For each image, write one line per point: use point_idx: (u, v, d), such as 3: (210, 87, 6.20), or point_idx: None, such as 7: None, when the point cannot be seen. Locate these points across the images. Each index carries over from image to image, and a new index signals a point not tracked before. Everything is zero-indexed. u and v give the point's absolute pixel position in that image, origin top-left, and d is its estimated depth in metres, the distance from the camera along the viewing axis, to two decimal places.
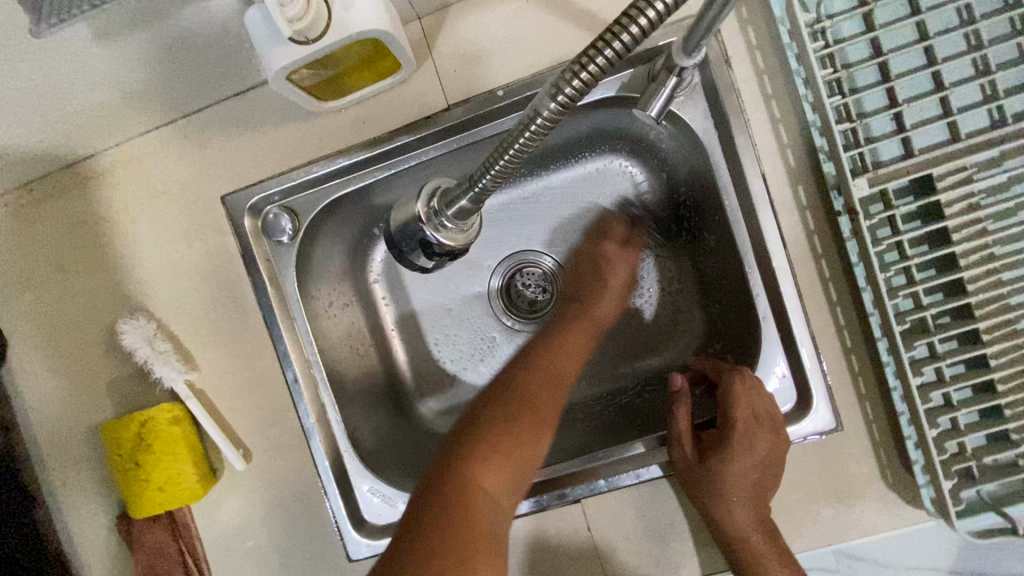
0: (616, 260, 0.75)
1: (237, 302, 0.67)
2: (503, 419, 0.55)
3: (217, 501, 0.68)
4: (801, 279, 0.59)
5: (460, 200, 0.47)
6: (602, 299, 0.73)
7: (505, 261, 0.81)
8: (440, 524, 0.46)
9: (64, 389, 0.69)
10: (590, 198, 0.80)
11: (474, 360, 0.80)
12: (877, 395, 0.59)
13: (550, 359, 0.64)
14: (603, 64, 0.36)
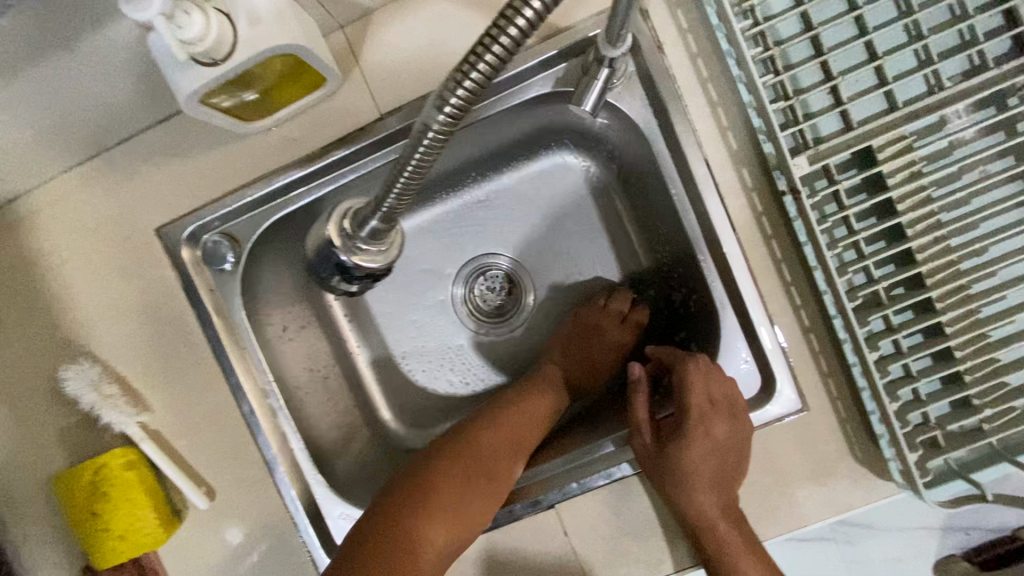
0: (612, 332, 0.73)
1: (182, 337, 0.65)
2: (457, 468, 0.60)
3: (183, 543, 0.66)
4: (754, 261, 0.58)
5: (370, 220, 0.46)
6: (590, 381, 0.74)
7: (466, 265, 0.80)
8: (375, 551, 0.54)
9: (12, 444, 0.66)
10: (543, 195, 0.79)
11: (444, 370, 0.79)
12: (839, 372, 0.58)
13: (525, 430, 0.65)
14: (488, 69, 0.34)
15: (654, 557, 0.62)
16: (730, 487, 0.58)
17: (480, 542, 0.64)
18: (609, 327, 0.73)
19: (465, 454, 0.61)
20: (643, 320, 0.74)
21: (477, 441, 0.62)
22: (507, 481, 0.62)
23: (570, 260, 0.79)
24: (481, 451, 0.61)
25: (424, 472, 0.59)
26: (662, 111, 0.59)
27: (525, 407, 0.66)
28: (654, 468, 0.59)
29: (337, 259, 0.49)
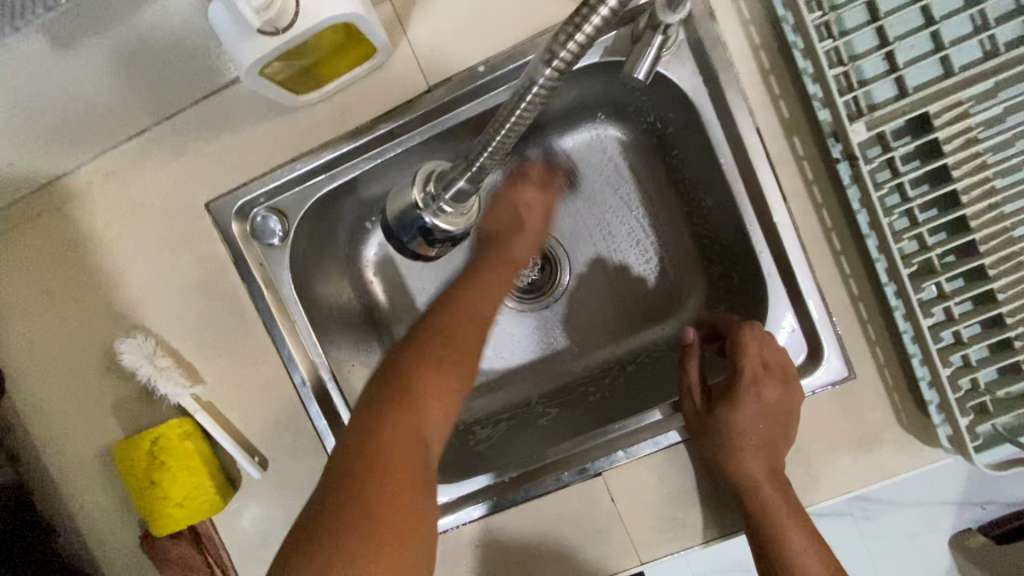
0: (535, 204, 0.70)
1: (233, 311, 0.66)
2: (417, 405, 0.59)
3: (237, 511, 0.68)
4: (804, 231, 0.59)
5: (457, 181, 0.46)
6: (520, 244, 0.69)
7: None
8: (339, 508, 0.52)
9: (69, 416, 0.68)
10: (579, 172, 0.80)
11: None
12: (888, 340, 0.59)
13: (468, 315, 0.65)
14: (598, 25, 0.34)
15: (699, 524, 0.63)
16: (777, 454, 0.60)
17: (525, 509, 0.66)
18: (526, 198, 0.70)
19: (455, 325, 0.64)
20: (536, 194, 0.71)
21: (444, 334, 0.63)
22: (429, 424, 0.59)
23: (604, 236, 0.80)
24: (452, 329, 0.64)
25: (359, 467, 0.54)
26: (713, 81, 0.58)
27: (487, 280, 0.68)
28: (703, 427, 0.62)
29: (418, 218, 0.50)
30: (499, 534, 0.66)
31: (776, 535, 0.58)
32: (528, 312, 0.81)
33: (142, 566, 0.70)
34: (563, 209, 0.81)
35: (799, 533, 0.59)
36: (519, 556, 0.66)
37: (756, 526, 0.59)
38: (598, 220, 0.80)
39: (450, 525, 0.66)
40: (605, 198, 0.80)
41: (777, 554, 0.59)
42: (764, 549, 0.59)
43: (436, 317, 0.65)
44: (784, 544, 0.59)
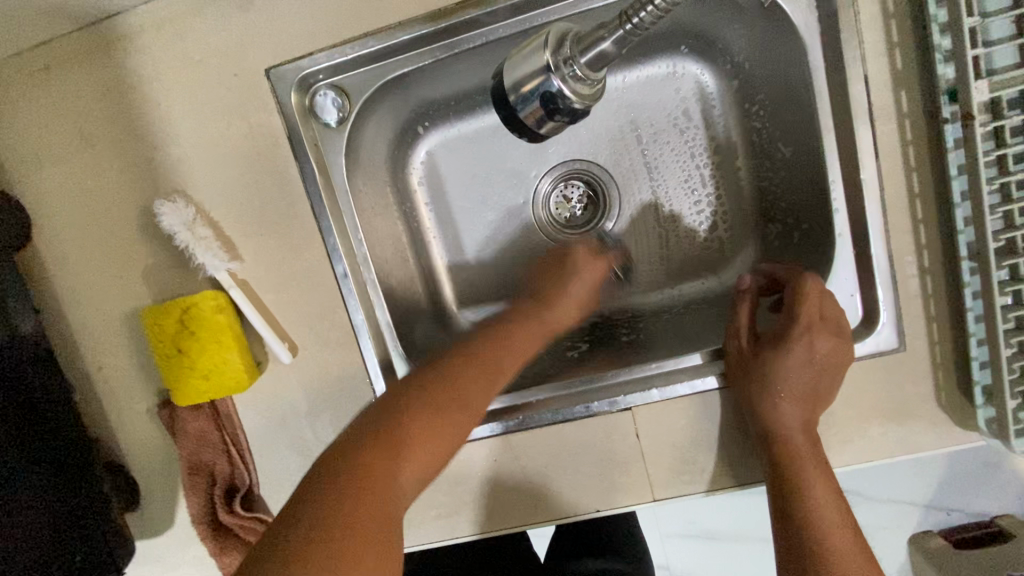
0: (582, 267, 0.74)
1: (280, 190, 0.63)
2: (421, 423, 0.50)
3: (260, 394, 0.67)
4: (888, 192, 0.57)
5: (602, 41, 0.45)
6: (557, 309, 0.69)
7: (553, 169, 0.82)
8: (348, 523, 0.41)
9: (97, 274, 0.66)
10: (640, 110, 0.77)
11: (513, 268, 0.83)
12: (947, 317, 0.58)
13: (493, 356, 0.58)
14: None
15: (718, 471, 0.63)
16: (814, 409, 0.60)
17: (548, 433, 0.66)
18: (585, 274, 0.73)
19: (466, 375, 0.54)
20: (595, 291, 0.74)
21: (464, 371, 0.55)
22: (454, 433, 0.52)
23: (656, 179, 0.78)
24: (454, 373, 0.54)
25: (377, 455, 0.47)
26: (829, 17, 0.55)
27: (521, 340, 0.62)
28: (744, 371, 0.61)
29: (545, 89, 0.48)
30: (518, 455, 0.66)
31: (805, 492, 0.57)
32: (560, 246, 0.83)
33: (159, 432, 0.70)
34: (616, 147, 0.79)
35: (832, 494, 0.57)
36: (534, 478, 0.66)
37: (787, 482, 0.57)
38: (659, 160, 0.78)
39: (471, 438, 0.67)
40: (662, 142, 0.77)
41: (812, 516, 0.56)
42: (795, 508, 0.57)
43: (457, 349, 0.58)
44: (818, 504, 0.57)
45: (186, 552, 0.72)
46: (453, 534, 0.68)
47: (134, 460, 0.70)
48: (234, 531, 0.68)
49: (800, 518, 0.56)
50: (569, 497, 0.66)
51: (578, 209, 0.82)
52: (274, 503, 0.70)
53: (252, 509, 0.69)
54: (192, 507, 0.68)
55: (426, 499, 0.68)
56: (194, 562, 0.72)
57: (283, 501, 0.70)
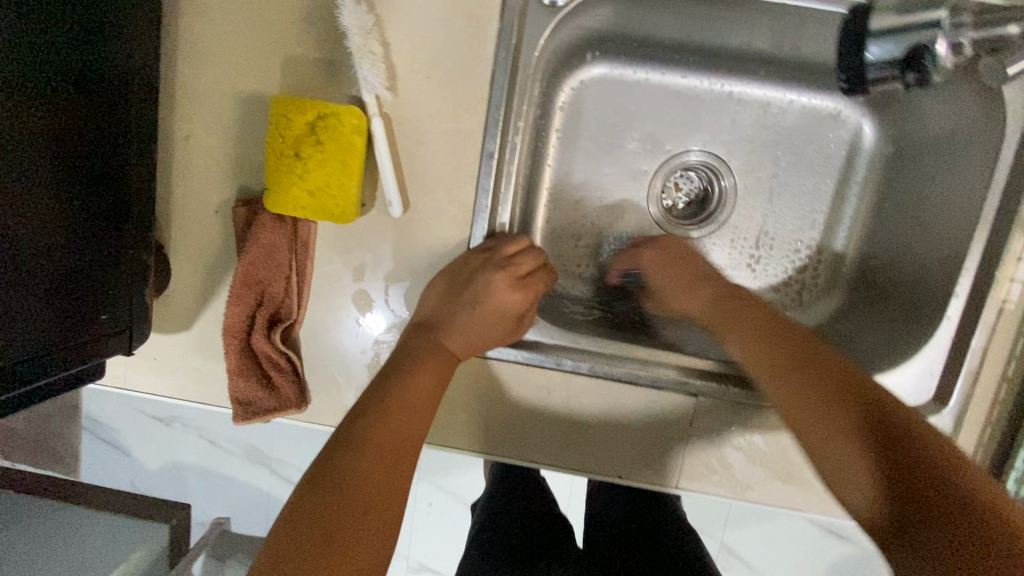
0: (498, 296, 0.61)
1: (468, 42, 0.58)
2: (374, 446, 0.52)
3: (349, 235, 0.63)
4: (1005, 297, 0.62)
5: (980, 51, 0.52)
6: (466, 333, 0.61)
7: (681, 154, 0.81)
8: (325, 536, 0.46)
9: (235, 37, 0.60)
10: (789, 136, 0.78)
11: (604, 224, 0.81)
12: (999, 423, 0.64)
13: (410, 391, 0.57)
14: None
15: (744, 480, 0.67)
16: (807, 350, 0.55)
17: (610, 389, 0.66)
18: (499, 292, 0.61)
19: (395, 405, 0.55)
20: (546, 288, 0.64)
21: (392, 403, 0.55)
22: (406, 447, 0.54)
23: (772, 204, 0.79)
24: (396, 404, 0.55)
25: (393, 392, 0.56)
26: None
27: (424, 363, 0.59)
28: (764, 335, 0.58)
29: (926, 43, 0.49)
30: (572, 397, 0.66)
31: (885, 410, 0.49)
32: (652, 226, 0.81)
33: (222, 231, 0.64)
34: (752, 159, 0.79)
35: (908, 417, 0.48)
36: (582, 425, 0.67)
37: (854, 402, 0.50)
38: (787, 186, 0.79)
39: (535, 365, 0.66)
40: (796, 174, 0.78)
41: (876, 424, 0.48)
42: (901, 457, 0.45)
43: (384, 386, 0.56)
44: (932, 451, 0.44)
45: (194, 361, 0.68)
46: (474, 448, 0.67)
47: (181, 247, 0.65)
48: (259, 361, 0.65)
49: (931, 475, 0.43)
50: (596, 455, 0.67)
51: (681, 202, 0.82)
52: (309, 350, 0.66)
53: (286, 346, 0.65)
54: (229, 317, 0.63)
55: (461, 405, 0.67)
56: (196, 373, 0.68)
57: (321, 350, 0.66)
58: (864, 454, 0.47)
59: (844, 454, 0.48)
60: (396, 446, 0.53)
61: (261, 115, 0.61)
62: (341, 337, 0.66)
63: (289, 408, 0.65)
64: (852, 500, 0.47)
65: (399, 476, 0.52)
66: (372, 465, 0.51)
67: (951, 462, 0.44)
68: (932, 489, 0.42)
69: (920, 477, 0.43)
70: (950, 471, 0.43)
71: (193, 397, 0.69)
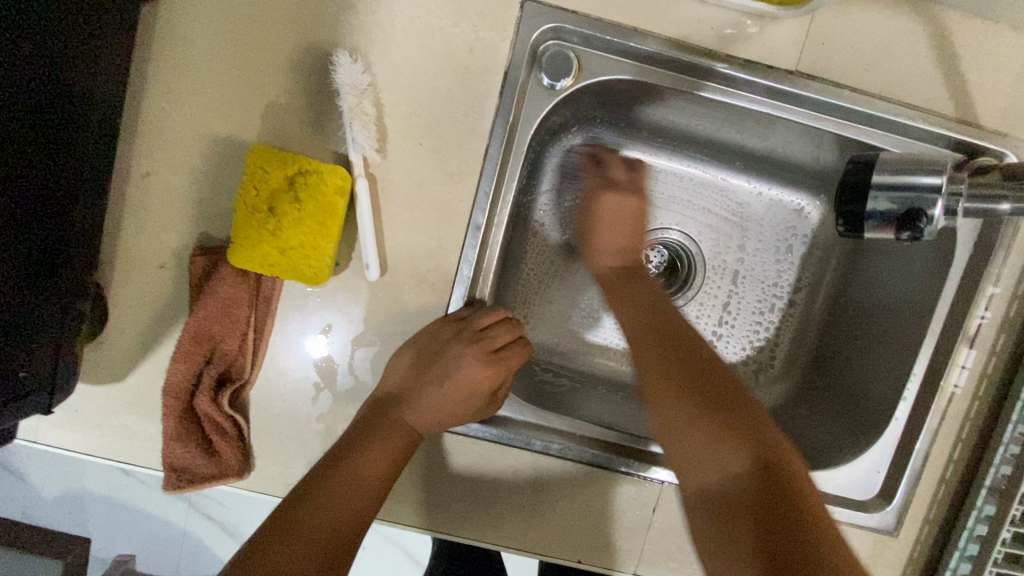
0: (466, 372, 0.58)
1: (466, 113, 0.57)
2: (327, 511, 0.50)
3: (317, 294, 0.59)
4: (951, 405, 0.66)
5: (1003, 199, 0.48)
6: (432, 411, 0.57)
7: (654, 230, 0.81)
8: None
9: (214, 77, 0.56)
10: (756, 223, 0.80)
11: (574, 292, 0.79)
12: (937, 523, 0.67)
13: (380, 457, 0.54)
14: None
15: (701, 570, 0.66)
16: (698, 361, 0.56)
17: (577, 471, 0.65)
18: (468, 366, 0.58)
19: (352, 475, 0.52)
20: (519, 363, 0.61)
21: (352, 470, 0.52)
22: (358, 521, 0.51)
23: (736, 287, 0.81)
24: (359, 471, 0.53)
25: (359, 458, 0.53)
26: (984, 246, 0.65)
27: (387, 438, 0.55)
28: (663, 333, 0.59)
29: (921, 206, 0.50)
30: (538, 478, 0.64)
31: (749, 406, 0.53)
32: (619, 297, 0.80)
33: (173, 276, 0.59)
34: (721, 241, 0.81)
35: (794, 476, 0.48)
36: (544, 508, 0.64)
37: (741, 408, 0.53)
38: (753, 273, 0.81)
39: (503, 443, 0.64)
40: (760, 260, 0.81)
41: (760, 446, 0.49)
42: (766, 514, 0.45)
43: (346, 452, 0.53)
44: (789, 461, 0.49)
45: (121, 416, 0.61)
46: (430, 526, 0.63)
47: (123, 290, 0.58)
48: (201, 423, 0.59)
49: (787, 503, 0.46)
50: (557, 540, 0.65)
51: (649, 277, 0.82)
52: (258, 413, 0.61)
53: (233, 408, 0.60)
54: (173, 374, 0.57)
55: (421, 479, 0.63)
56: (121, 429, 0.61)
57: (271, 415, 0.61)
58: (747, 471, 0.48)
59: (727, 453, 0.50)
60: (339, 525, 0.50)
61: (233, 159, 0.57)
62: (295, 401, 0.61)
63: (228, 476, 0.59)
64: (709, 484, 0.50)
65: (337, 558, 0.48)
66: (308, 547, 0.47)
67: (796, 476, 0.49)
68: (794, 517, 0.45)
69: (779, 485, 0.47)
70: (815, 516, 0.46)
71: (114, 455, 0.61)
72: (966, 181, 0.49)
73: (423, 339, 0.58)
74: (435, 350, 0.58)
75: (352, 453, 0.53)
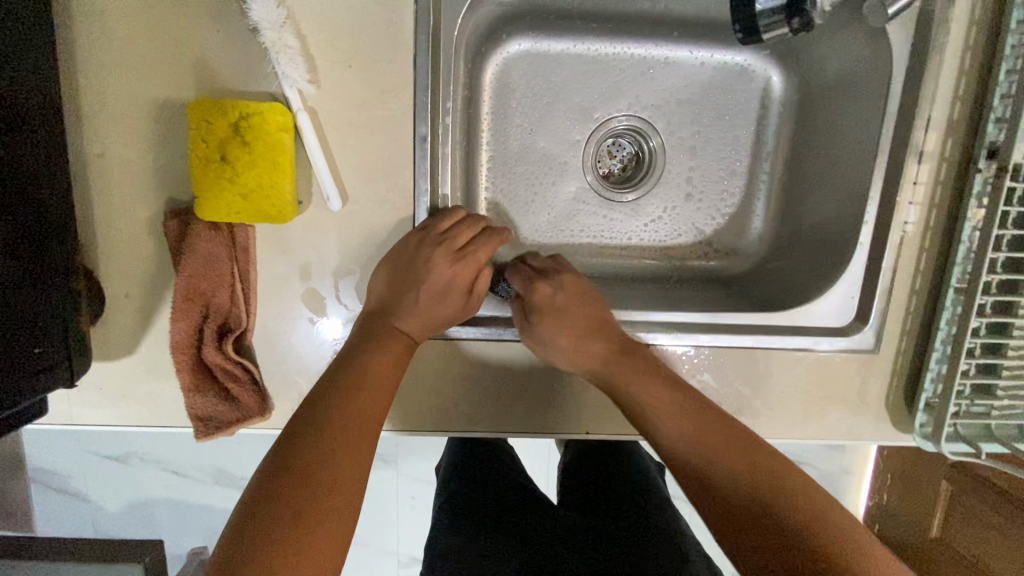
0: (438, 272, 0.61)
1: (387, 27, 0.58)
2: (350, 397, 0.54)
3: (289, 233, 0.62)
4: (910, 221, 0.68)
5: None
6: (417, 317, 0.61)
7: (610, 120, 0.81)
8: (314, 472, 0.49)
9: (137, 44, 0.58)
10: (704, 90, 0.80)
11: (545, 196, 0.81)
12: (915, 334, 0.70)
13: (378, 360, 0.57)
14: None
15: None
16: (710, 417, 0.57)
17: None
18: (437, 267, 0.61)
19: (364, 373, 0.56)
20: (487, 257, 0.63)
21: (365, 372, 0.56)
22: (378, 406, 0.55)
23: (697, 158, 0.81)
24: (369, 370, 0.56)
25: (359, 366, 0.56)
26: (920, 55, 0.65)
27: (384, 345, 0.58)
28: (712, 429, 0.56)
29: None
30: (533, 364, 0.69)
31: (771, 462, 0.54)
32: (590, 190, 0.82)
33: (153, 245, 0.62)
34: (674, 117, 0.81)
35: (790, 508, 0.51)
36: (546, 390, 0.69)
37: (734, 486, 0.53)
38: (715, 141, 0.81)
39: (495, 337, 0.68)
40: (715, 127, 0.81)
41: (743, 514, 0.52)
42: (777, 546, 0.49)
43: (350, 359, 0.57)
44: (796, 511, 0.51)
45: (144, 384, 0.65)
46: (447, 427, 0.69)
47: (110, 269, 0.62)
48: (214, 374, 0.63)
49: (791, 519, 0.50)
50: (565, 418, 0.70)
51: (616, 167, 0.83)
52: (264, 356, 0.65)
53: (240, 356, 0.64)
54: (176, 333, 0.61)
55: (429, 387, 0.68)
56: (147, 396, 0.66)
57: (277, 355, 0.65)
58: (778, 514, 0.51)
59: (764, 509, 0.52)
60: (361, 425, 0.52)
61: (178, 123, 0.59)
62: (295, 339, 0.65)
63: (252, 417, 0.64)
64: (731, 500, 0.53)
65: (362, 455, 0.51)
66: (337, 443, 0.50)
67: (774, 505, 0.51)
68: (810, 564, 0.48)
69: (776, 529, 0.50)
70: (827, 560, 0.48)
71: (147, 420, 0.66)
72: None
73: (397, 251, 0.62)
74: (407, 259, 0.61)
75: (356, 358, 0.57)
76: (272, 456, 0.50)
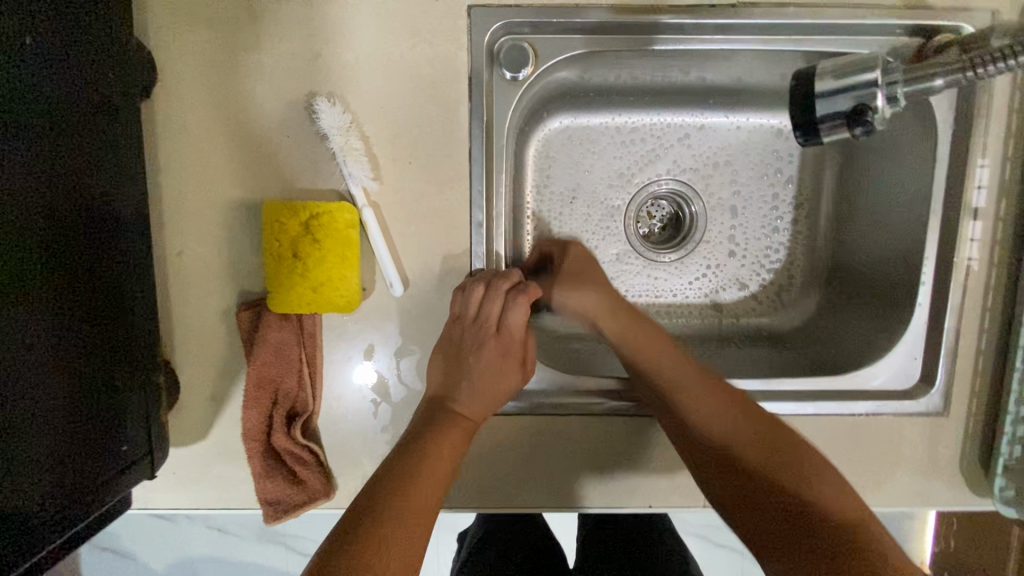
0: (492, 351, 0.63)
1: (445, 123, 0.62)
2: (412, 483, 0.55)
3: (353, 318, 0.65)
4: (969, 280, 0.67)
5: (935, 76, 0.53)
6: (473, 396, 0.62)
7: (649, 184, 0.83)
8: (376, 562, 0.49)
9: (215, 152, 0.62)
10: (742, 153, 0.82)
11: None
12: (984, 394, 0.68)
13: (440, 443, 0.58)
14: None
15: None
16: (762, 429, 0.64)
17: (630, 422, 0.68)
18: (489, 347, 0.63)
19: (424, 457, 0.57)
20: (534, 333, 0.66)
21: (427, 457, 0.57)
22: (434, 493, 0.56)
23: (739, 218, 0.82)
24: (430, 455, 0.57)
25: (421, 451, 0.57)
26: (965, 118, 0.66)
27: (444, 425, 0.60)
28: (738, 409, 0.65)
29: (868, 102, 0.54)
30: (593, 437, 0.68)
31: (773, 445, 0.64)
32: (633, 253, 0.84)
33: (226, 334, 0.65)
34: (714, 180, 0.82)
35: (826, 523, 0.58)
36: (608, 461, 0.69)
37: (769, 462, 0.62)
38: (756, 201, 0.82)
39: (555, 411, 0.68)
40: (757, 187, 0.82)
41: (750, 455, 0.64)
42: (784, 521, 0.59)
43: (412, 441, 0.58)
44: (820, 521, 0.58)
45: (214, 467, 0.67)
46: (512, 503, 0.69)
47: (186, 359, 0.65)
48: (284, 457, 0.65)
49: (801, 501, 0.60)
50: (625, 490, 0.69)
51: (655, 227, 0.85)
52: (329, 436, 0.67)
53: (307, 438, 0.66)
54: (248, 421, 0.63)
55: (488, 464, 0.68)
56: (217, 479, 0.68)
57: (341, 435, 0.67)
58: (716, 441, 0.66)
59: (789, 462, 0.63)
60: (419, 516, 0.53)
61: (250, 220, 0.63)
62: (358, 419, 0.67)
63: (318, 498, 0.66)
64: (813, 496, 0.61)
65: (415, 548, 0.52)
66: (398, 534, 0.51)
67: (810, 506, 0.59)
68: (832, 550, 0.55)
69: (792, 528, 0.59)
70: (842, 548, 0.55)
71: (217, 502, 0.68)
72: (898, 71, 0.55)
73: (452, 327, 0.63)
74: (461, 335, 0.63)
75: (419, 441, 0.58)
76: (334, 540, 0.51)
